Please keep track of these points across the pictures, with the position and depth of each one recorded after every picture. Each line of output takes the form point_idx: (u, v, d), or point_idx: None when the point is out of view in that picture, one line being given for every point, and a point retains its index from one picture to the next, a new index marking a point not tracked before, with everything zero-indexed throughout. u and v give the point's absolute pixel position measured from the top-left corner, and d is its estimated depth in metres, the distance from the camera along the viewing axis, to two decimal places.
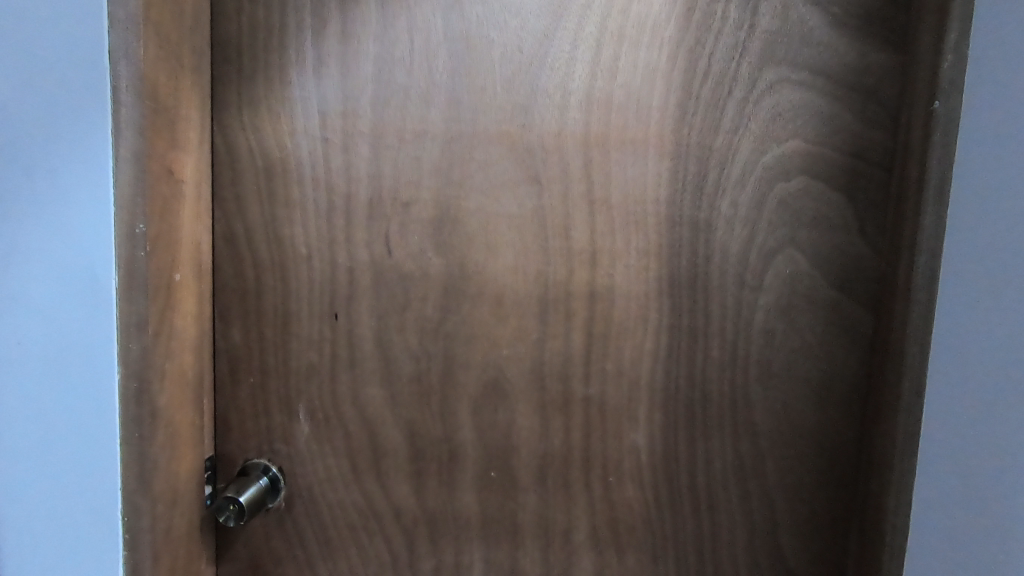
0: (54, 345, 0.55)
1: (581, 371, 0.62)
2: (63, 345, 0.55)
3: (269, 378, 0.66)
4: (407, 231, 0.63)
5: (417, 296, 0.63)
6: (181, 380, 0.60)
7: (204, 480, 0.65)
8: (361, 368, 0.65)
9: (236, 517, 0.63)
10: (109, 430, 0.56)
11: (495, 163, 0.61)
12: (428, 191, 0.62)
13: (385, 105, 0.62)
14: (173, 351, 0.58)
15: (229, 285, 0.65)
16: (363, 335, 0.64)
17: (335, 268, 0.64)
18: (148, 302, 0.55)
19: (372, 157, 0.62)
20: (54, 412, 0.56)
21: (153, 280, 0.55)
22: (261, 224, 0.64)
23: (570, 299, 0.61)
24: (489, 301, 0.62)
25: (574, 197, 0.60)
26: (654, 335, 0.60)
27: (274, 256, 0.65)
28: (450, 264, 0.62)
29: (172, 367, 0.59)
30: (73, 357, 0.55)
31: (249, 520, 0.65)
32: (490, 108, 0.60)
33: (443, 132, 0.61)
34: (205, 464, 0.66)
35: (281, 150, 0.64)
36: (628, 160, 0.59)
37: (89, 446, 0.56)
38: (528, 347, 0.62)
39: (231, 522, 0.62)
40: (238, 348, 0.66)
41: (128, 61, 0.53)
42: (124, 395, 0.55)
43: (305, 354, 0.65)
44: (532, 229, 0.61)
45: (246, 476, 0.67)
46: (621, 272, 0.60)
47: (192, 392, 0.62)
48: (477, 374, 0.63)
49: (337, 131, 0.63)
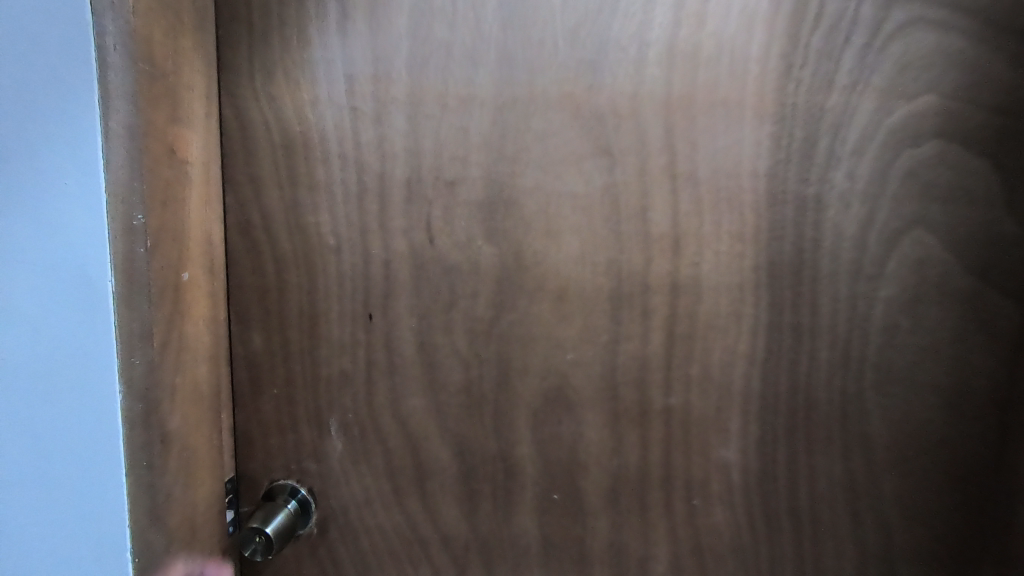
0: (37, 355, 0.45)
1: (661, 376, 0.53)
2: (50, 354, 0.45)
3: (296, 388, 0.58)
4: (452, 216, 0.53)
5: (464, 293, 0.54)
6: (196, 395, 0.52)
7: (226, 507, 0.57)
8: (401, 377, 0.56)
9: (264, 550, 0.55)
10: (111, 463, 0.46)
11: (557, 133, 0.51)
12: (477, 168, 0.52)
13: (424, 66, 0.52)
14: (185, 363, 0.50)
15: (246, 282, 0.57)
16: (402, 338, 0.55)
17: (369, 261, 0.55)
18: (152, 309, 0.46)
19: (409, 129, 0.53)
20: (43, 447, 0.46)
21: (160, 281, 0.46)
22: (282, 211, 0.55)
23: (648, 292, 0.52)
24: (550, 297, 0.53)
25: (653, 171, 0.50)
26: (749, 333, 0.51)
27: (297, 248, 0.56)
28: (503, 254, 0.53)
29: (184, 382, 0.50)
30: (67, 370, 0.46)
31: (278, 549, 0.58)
32: (549, 67, 0.50)
33: (493, 97, 0.51)
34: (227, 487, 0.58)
35: (302, 123, 0.54)
36: (719, 124, 0.49)
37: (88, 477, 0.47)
38: (597, 350, 0.53)
39: (257, 556, 0.55)
40: (259, 355, 0.58)
41: (114, 12, 0.43)
42: (127, 419, 0.46)
43: (336, 361, 0.57)
44: (602, 211, 0.51)
45: (272, 500, 0.59)
46: (710, 260, 0.51)
47: (209, 408, 0.54)
48: (537, 383, 0.54)
49: (368, 100, 0.53)
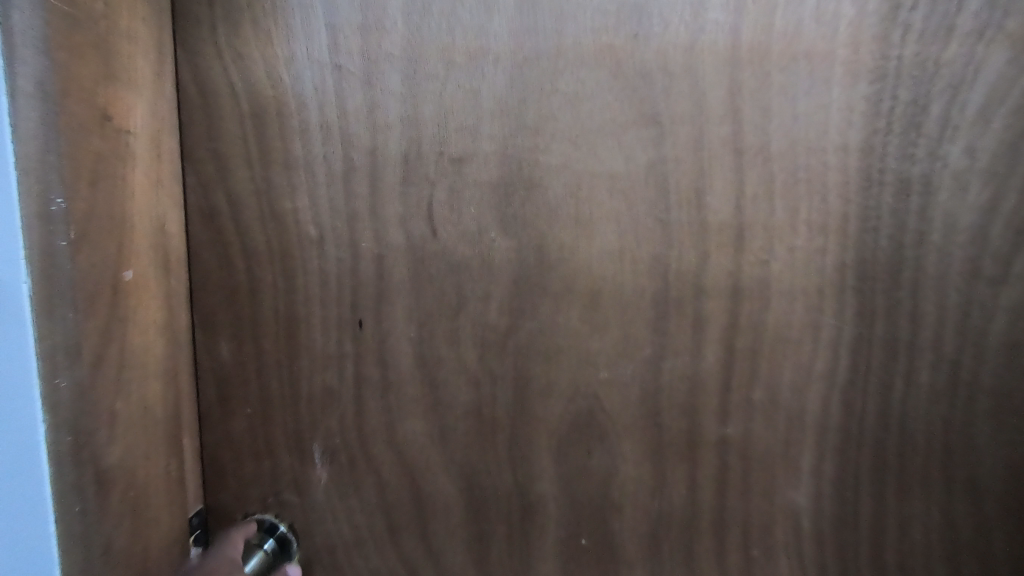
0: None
1: (716, 400, 0.43)
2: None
3: (273, 407, 0.48)
4: (459, 201, 0.43)
5: (474, 296, 0.44)
6: (147, 420, 0.42)
7: (188, 547, 0.48)
8: (398, 395, 0.46)
9: None
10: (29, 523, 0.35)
11: (592, 96, 0.41)
12: (491, 141, 0.42)
13: (426, 13, 0.42)
14: (130, 382, 0.40)
15: (212, 280, 0.47)
16: (399, 349, 0.46)
17: (358, 256, 0.45)
18: (81, 317, 0.36)
19: (406, 92, 0.42)
20: None
21: (90, 281, 0.37)
22: (253, 194, 0.46)
23: (703, 298, 0.42)
24: (580, 301, 0.43)
25: (712, 145, 0.40)
26: (830, 349, 0.41)
27: (272, 239, 0.46)
28: (522, 248, 0.43)
29: (128, 406, 0.40)
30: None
31: None
32: (584, 11, 0.40)
33: (512, 51, 0.41)
34: (192, 524, 0.49)
35: (276, 86, 0.44)
36: (800, 85, 0.38)
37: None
38: (637, 367, 0.43)
39: None
40: (228, 367, 0.48)
41: None
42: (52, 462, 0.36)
43: (320, 376, 0.47)
44: (646, 195, 0.41)
45: (245, 539, 0.49)
46: (783, 258, 0.40)
47: (166, 433, 0.45)
48: (562, 405, 0.45)
49: (355, 55, 0.43)
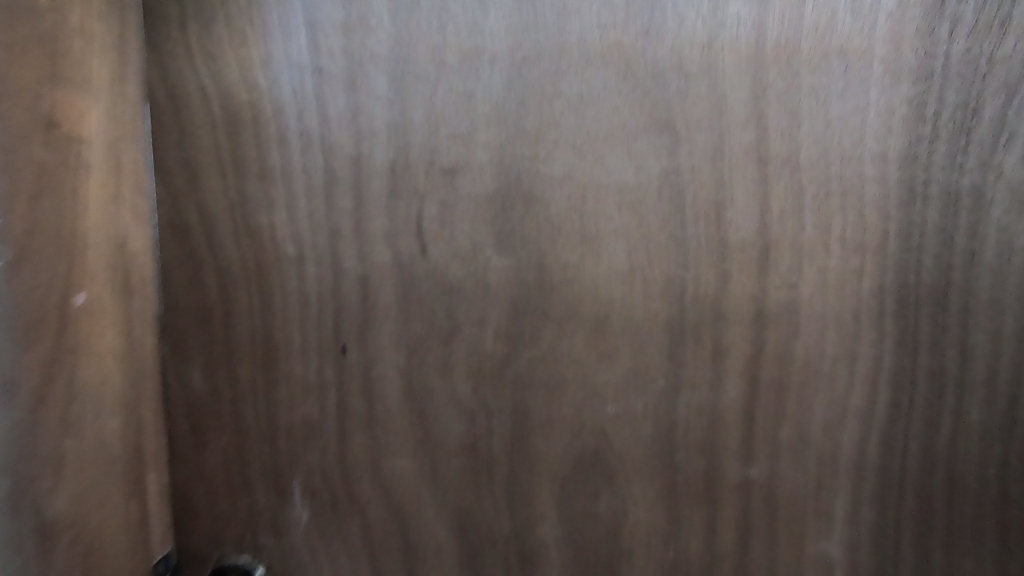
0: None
1: (738, 437, 0.38)
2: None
3: (249, 442, 0.44)
4: (451, 216, 0.39)
5: (468, 321, 0.40)
6: (99, 457, 0.38)
7: None
8: (384, 429, 0.42)
9: None
10: None
11: (598, 100, 0.37)
12: (486, 150, 0.38)
13: (415, 8, 0.37)
14: (80, 416, 0.37)
15: (181, 301, 0.42)
16: (385, 379, 0.41)
17: (341, 276, 0.41)
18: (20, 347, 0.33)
19: (393, 95, 0.38)
20: None
21: (30, 306, 0.33)
22: (226, 208, 0.41)
23: (723, 323, 0.37)
24: (585, 328, 0.39)
25: (734, 153, 0.36)
26: (866, 381, 0.36)
27: (247, 257, 0.42)
28: (521, 268, 0.39)
29: (78, 442, 0.36)
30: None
31: None
32: (590, 6, 0.36)
33: (510, 50, 0.37)
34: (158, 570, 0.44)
35: (251, 89, 0.40)
36: (833, 86, 0.34)
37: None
38: (650, 400, 0.39)
39: None
40: (200, 398, 0.43)
41: None
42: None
43: (299, 407, 0.43)
44: (659, 209, 0.37)
45: None
46: (813, 279, 0.36)
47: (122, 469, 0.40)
48: (566, 442, 0.40)
49: (336, 55, 0.39)
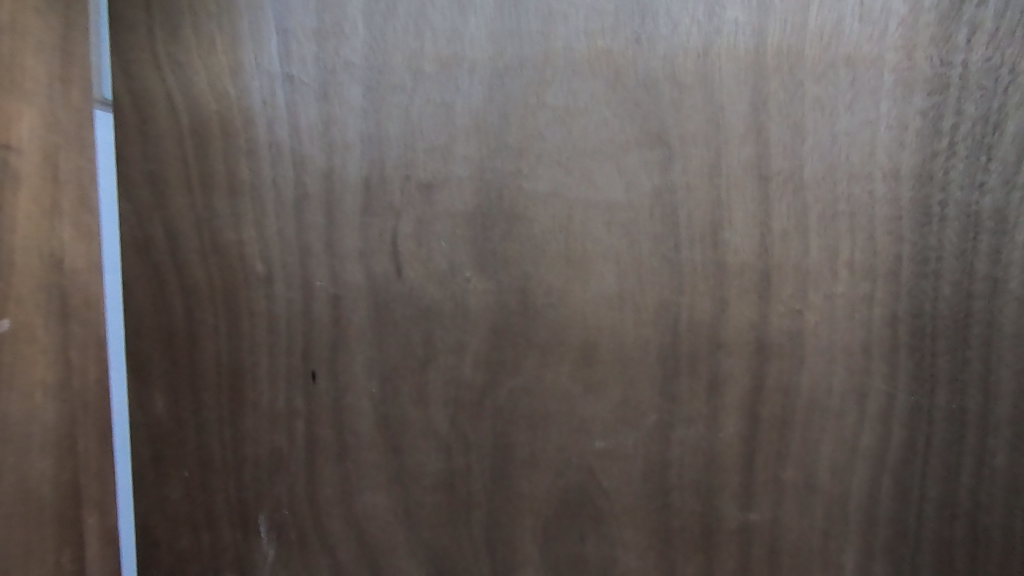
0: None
1: (738, 478, 0.35)
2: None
3: (214, 474, 0.41)
4: (428, 234, 0.36)
5: (445, 346, 0.37)
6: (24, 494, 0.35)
7: None
8: (356, 462, 0.39)
9: None
10: None
11: (585, 111, 0.34)
12: (466, 164, 0.35)
13: (391, 13, 0.35)
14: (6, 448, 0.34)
15: (144, 322, 0.40)
16: (357, 407, 0.39)
17: (312, 297, 0.38)
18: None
19: (366, 105, 0.36)
20: None
21: None
22: (192, 224, 0.39)
23: (721, 354, 0.34)
24: (572, 356, 0.36)
25: (732, 170, 0.33)
26: (878, 420, 0.33)
27: (213, 276, 0.39)
28: (503, 291, 0.36)
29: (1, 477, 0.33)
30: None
31: None
32: (576, 11, 0.33)
33: (491, 58, 0.34)
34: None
35: (219, 99, 0.37)
36: (840, 98, 0.32)
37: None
38: (641, 436, 0.36)
39: None
40: (163, 425, 0.41)
41: None
42: None
43: (267, 436, 0.40)
44: (651, 230, 0.34)
45: None
46: (819, 307, 0.33)
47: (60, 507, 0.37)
48: (550, 480, 0.37)
49: (307, 63, 0.36)
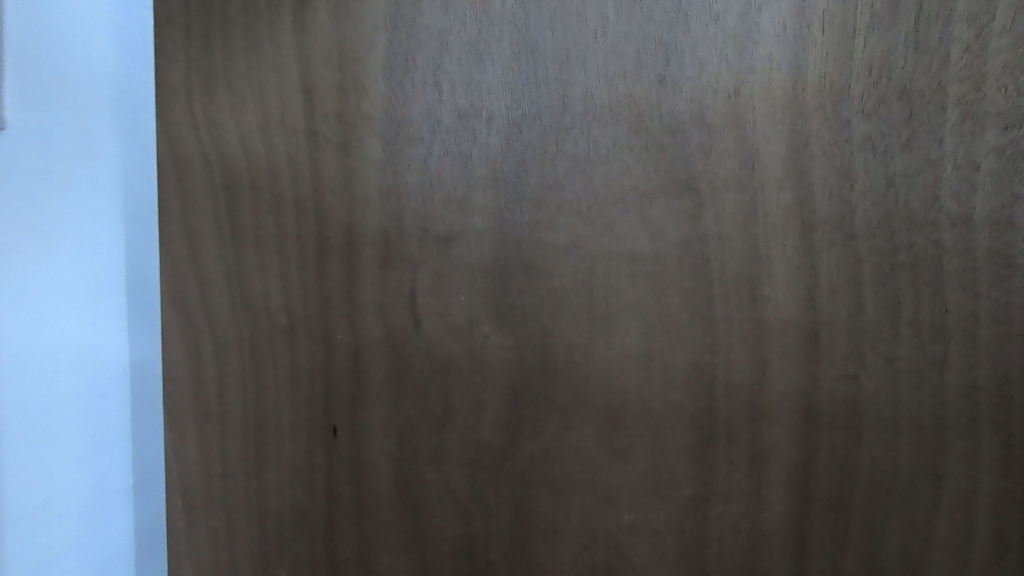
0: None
1: (786, 564, 0.31)
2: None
3: (237, 528, 0.40)
4: (445, 287, 0.35)
5: (463, 404, 0.35)
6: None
7: None
8: (374, 520, 0.38)
9: None
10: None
11: (606, 157, 0.32)
12: (483, 213, 0.34)
13: (410, 65, 0.35)
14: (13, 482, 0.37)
15: (177, 372, 0.40)
16: (376, 463, 0.37)
17: (331, 349, 0.38)
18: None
19: (385, 156, 0.35)
20: None
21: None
22: (221, 277, 0.39)
23: (762, 422, 0.30)
24: (594, 418, 0.33)
25: (770, 217, 0.30)
26: (957, 506, 0.28)
27: (240, 327, 0.39)
28: (522, 347, 0.34)
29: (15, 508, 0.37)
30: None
31: None
32: (595, 55, 0.32)
33: (507, 106, 0.33)
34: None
35: (248, 156, 0.38)
36: (894, 136, 0.28)
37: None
38: (673, 509, 0.32)
39: None
40: (192, 474, 0.41)
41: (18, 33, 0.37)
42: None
43: (288, 490, 0.39)
44: (681, 282, 0.31)
45: None
46: (879, 371, 0.29)
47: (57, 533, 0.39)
48: (574, 551, 0.34)
49: (330, 118, 0.36)
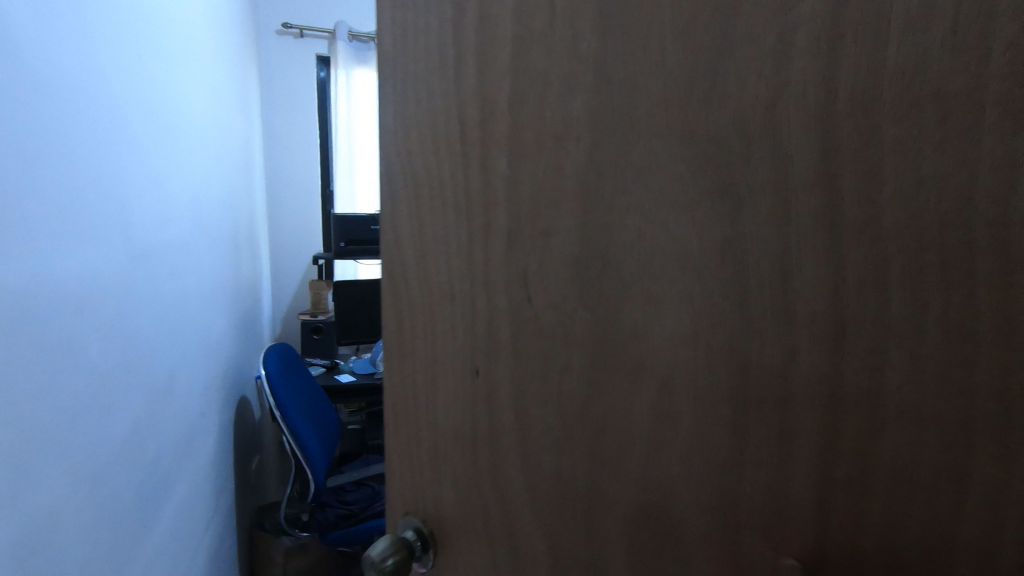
0: (69, 210, 0.71)
1: (808, 530, 0.34)
2: (106, 242, 0.82)
3: (422, 434, 0.57)
4: (547, 271, 0.45)
5: (559, 362, 0.45)
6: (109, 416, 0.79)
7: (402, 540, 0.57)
8: (499, 441, 0.50)
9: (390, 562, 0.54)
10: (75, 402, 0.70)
11: (664, 167, 0.38)
12: (572, 215, 0.43)
13: (524, 101, 0.45)
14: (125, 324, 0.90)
15: (393, 324, 0.58)
16: (502, 400, 0.50)
17: (475, 314, 0.51)
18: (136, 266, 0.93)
19: (509, 170, 0.47)
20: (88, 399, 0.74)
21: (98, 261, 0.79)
22: (414, 259, 0.55)
23: (791, 404, 0.34)
24: (650, 382, 0.40)
25: (800, 219, 0.33)
26: (985, 508, 0.28)
27: (423, 296, 0.54)
28: (598, 321, 0.42)
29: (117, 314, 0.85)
30: (90, 281, 0.76)
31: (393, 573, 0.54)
32: (655, 82, 0.38)
33: (590, 128, 0.41)
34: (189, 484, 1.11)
35: (427, 172, 0.52)
36: (925, 140, 0.28)
37: (69, 451, 0.68)
38: (710, 465, 0.38)
39: (387, 560, 0.54)
40: (398, 392, 0.58)
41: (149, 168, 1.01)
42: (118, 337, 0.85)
43: (449, 412, 0.54)
44: (720, 275, 0.36)
45: (411, 552, 0.56)
46: (903, 367, 0.30)
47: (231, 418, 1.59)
48: (633, 487, 0.42)
49: (474, 142, 0.49)
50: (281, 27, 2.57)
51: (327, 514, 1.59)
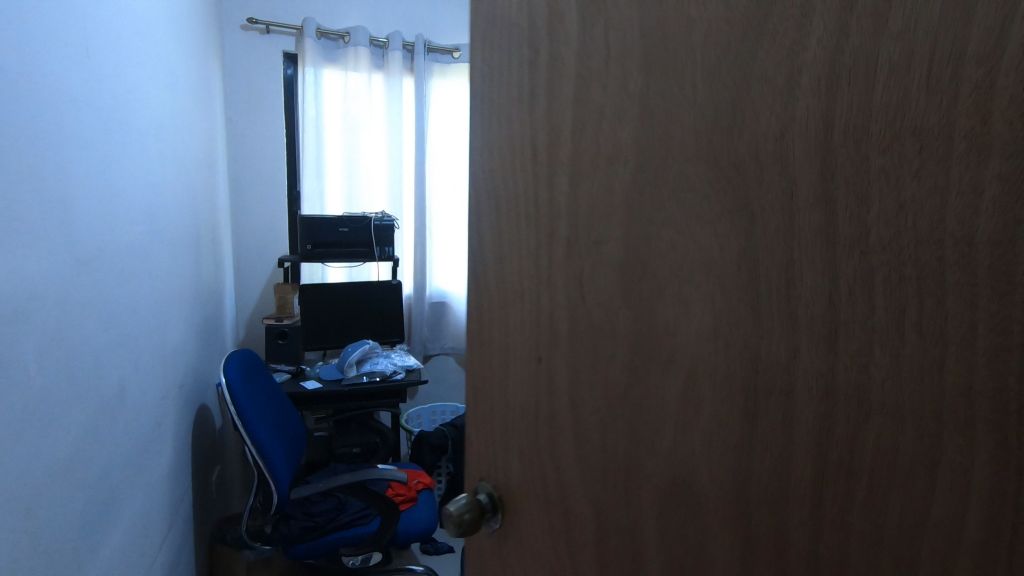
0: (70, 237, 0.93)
1: (803, 507, 0.39)
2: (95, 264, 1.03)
3: (497, 410, 0.67)
4: (596, 274, 0.53)
5: (605, 352, 0.53)
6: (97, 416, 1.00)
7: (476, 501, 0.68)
8: (555, 419, 0.59)
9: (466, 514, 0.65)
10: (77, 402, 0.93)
11: (693, 188, 0.44)
12: (618, 227, 0.50)
13: (582, 130, 0.53)
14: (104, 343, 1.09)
15: (478, 316, 0.69)
16: (558, 383, 0.58)
17: (539, 310, 0.59)
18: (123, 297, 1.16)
19: (569, 187, 0.55)
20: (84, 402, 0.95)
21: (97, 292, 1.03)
22: (495, 262, 0.65)
23: (792, 395, 0.39)
24: (678, 372, 0.46)
25: (803, 234, 0.38)
26: (949, 493, 0.32)
27: (500, 293, 0.64)
28: (638, 318, 0.49)
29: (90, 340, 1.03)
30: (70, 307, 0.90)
31: (468, 525, 0.65)
32: (687, 115, 0.44)
33: (634, 154, 0.48)
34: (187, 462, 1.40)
35: (506, 189, 0.62)
36: (906, 168, 0.33)
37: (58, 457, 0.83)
38: (726, 446, 0.43)
39: (464, 512, 0.65)
40: (480, 374, 0.69)
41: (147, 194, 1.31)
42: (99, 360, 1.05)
43: (517, 392, 0.63)
44: (738, 281, 0.42)
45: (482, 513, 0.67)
46: (886, 366, 0.34)
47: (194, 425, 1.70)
48: (662, 463, 0.48)
49: (543, 164, 0.58)
50: (246, 23, 2.61)
51: (290, 527, 1.63)
